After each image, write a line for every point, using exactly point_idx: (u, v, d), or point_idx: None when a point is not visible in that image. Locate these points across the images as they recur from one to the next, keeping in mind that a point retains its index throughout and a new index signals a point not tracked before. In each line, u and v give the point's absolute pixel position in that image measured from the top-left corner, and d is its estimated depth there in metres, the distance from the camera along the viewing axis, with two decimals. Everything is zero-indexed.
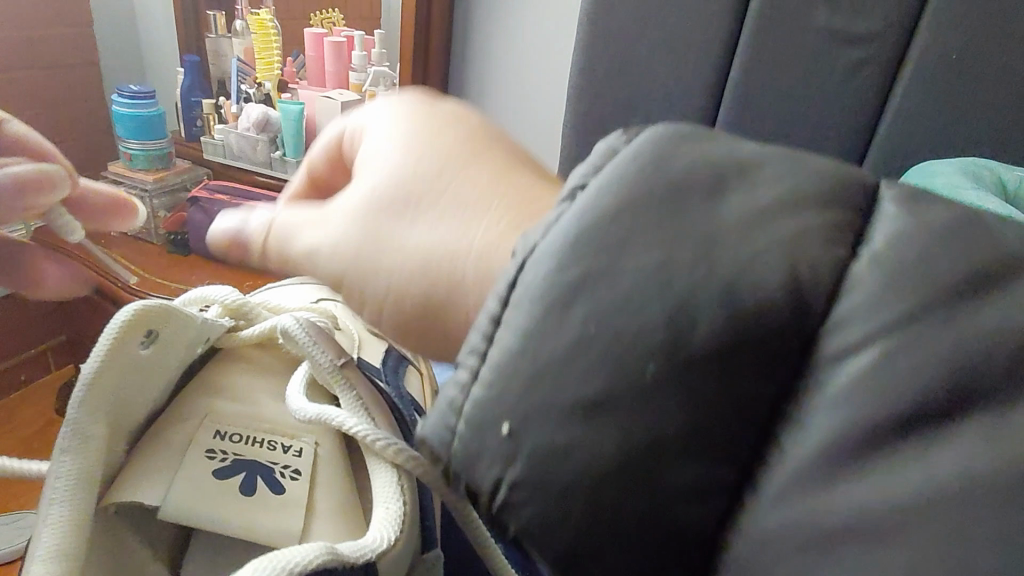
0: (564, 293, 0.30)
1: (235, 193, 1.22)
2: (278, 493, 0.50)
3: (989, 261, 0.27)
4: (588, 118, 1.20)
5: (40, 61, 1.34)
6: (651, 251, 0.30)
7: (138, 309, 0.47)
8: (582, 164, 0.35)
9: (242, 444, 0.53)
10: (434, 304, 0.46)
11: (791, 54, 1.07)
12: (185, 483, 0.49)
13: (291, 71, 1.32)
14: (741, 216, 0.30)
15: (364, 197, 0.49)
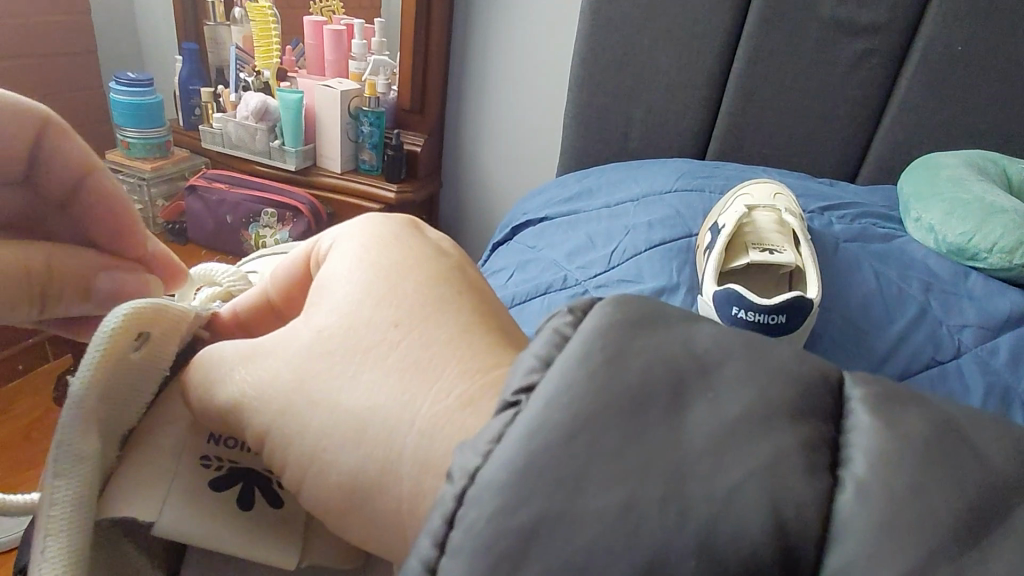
0: (512, 546, 0.20)
1: (233, 181, 1.21)
2: (278, 506, 0.37)
3: (981, 486, 0.19)
4: (590, 109, 1.19)
5: (36, 48, 1.32)
6: (613, 489, 0.19)
7: (139, 307, 0.35)
8: (527, 360, 0.24)
9: (239, 447, 0.38)
10: (376, 484, 0.32)
11: (795, 46, 1.06)
12: (180, 497, 0.35)
13: (290, 59, 1.30)
14: (717, 435, 0.20)
15: (312, 327, 0.36)
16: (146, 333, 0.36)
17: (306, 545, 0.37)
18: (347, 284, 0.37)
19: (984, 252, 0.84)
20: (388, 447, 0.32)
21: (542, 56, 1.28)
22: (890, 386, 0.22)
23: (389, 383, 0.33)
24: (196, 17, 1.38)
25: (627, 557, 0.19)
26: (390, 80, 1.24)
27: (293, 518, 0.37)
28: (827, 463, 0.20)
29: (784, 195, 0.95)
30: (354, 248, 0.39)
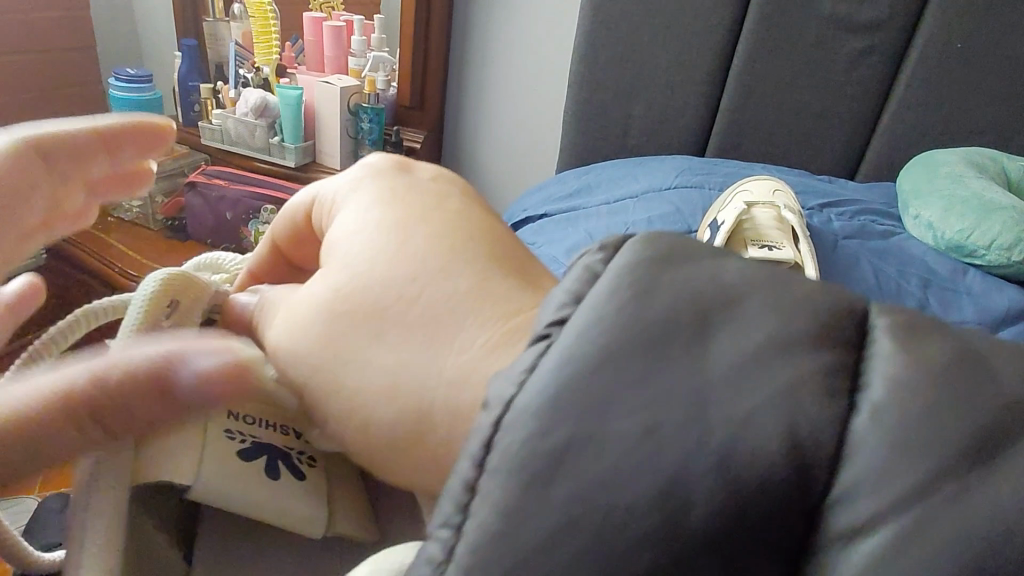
0: (536, 474, 0.19)
1: (233, 177, 1.21)
2: (303, 479, 0.37)
3: (1005, 408, 0.18)
4: (589, 106, 1.19)
5: (33, 45, 1.31)
6: (638, 413, 0.19)
7: (174, 273, 0.37)
8: (555, 291, 0.23)
9: (258, 423, 0.38)
10: (415, 436, 0.32)
11: (793, 43, 1.06)
12: (211, 465, 0.35)
13: (289, 56, 1.31)
14: (743, 361, 0.19)
15: (329, 288, 0.35)
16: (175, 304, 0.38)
17: (332, 515, 0.37)
18: (358, 243, 0.36)
19: (983, 248, 0.84)
20: (419, 399, 0.32)
21: (542, 53, 1.28)
22: (916, 314, 0.22)
23: (409, 338, 0.33)
24: (195, 14, 1.38)
25: (649, 476, 0.18)
26: (389, 77, 1.23)
27: (317, 487, 0.37)
28: (846, 387, 0.20)
29: (783, 191, 0.96)
30: (360, 204, 0.38)
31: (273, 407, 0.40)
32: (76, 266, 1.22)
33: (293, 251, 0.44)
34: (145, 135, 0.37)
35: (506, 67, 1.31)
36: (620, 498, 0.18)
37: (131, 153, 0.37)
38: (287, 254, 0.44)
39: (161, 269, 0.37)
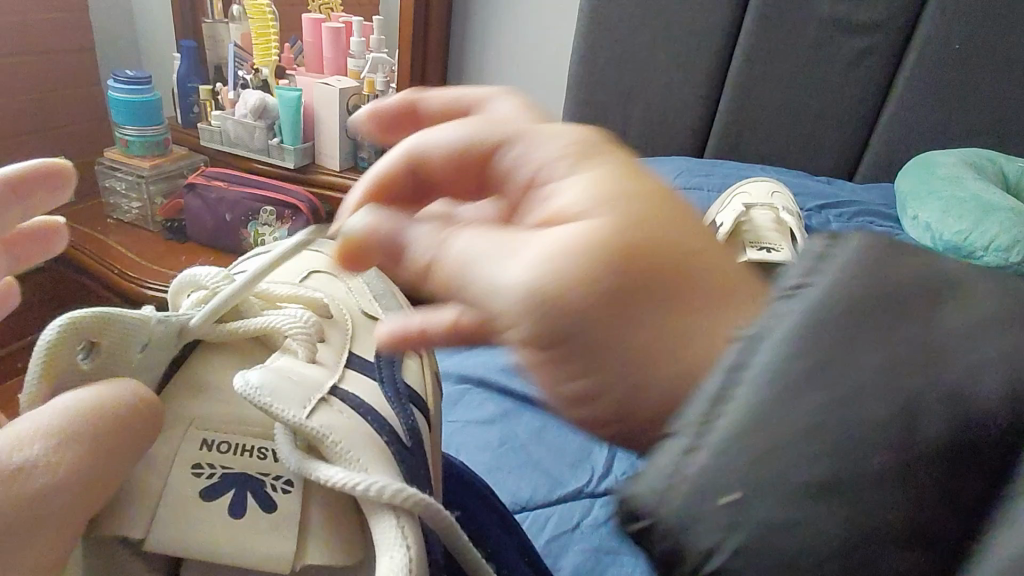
0: (801, 373, 0.20)
1: (232, 178, 1.20)
2: (271, 511, 0.36)
3: None
4: (588, 107, 1.19)
5: (32, 46, 1.31)
6: (898, 341, 0.20)
7: (84, 316, 0.34)
8: (793, 260, 0.24)
9: (233, 450, 0.38)
10: (673, 382, 0.31)
11: (793, 43, 1.06)
12: (171, 507, 0.34)
13: (288, 57, 1.30)
14: (997, 310, 0.20)
15: (585, 225, 0.32)
16: (96, 346, 0.35)
17: (301, 546, 0.36)
18: (599, 185, 0.34)
19: (980, 249, 0.84)
20: (688, 344, 0.31)
21: (541, 54, 1.28)
22: None
23: (675, 288, 0.32)
24: (195, 15, 1.38)
25: (920, 387, 0.19)
26: (388, 78, 1.23)
27: (287, 518, 0.36)
28: None
29: (782, 192, 0.96)
30: (578, 146, 0.36)
31: (252, 429, 0.39)
32: (76, 268, 1.22)
33: (443, 173, 0.39)
34: (50, 179, 0.36)
35: (505, 67, 1.31)
36: (880, 405, 0.19)
37: (38, 199, 0.36)
38: (425, 171, 0.39)
39: (67, 313, 0.33)
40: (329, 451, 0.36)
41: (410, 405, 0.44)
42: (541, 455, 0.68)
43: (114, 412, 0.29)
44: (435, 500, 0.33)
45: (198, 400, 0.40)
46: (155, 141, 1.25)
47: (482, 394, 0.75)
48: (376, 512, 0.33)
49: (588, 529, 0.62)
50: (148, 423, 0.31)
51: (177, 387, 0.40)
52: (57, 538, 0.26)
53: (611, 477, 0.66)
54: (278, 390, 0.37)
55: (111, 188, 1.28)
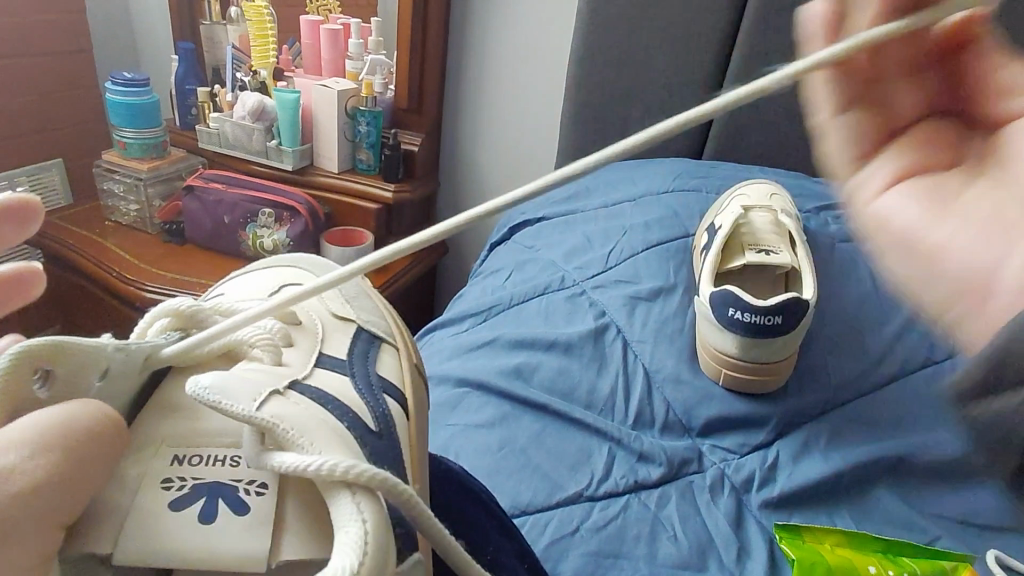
0: None
1: (229, 180, 1.21)
2: (244, 513, 0.36)
3: None
4: (587, 109, 1.19)
5: (30, 49, 1.31)
6: None
7: (31, 346, 0.32)
8: None
9: (201, 461, 0.38)
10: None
11: (790, 44, 1.06)
12: (143, 521, 0.34)
13: (286, 59, 1.29)
14: None
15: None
16: (51, 371, 0.34)
17: (276, 542, 0.35)
18: None
19: None
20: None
21: (540, 55, 1.28)
22: None
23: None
24: (192, 17, 1.38)
25: None
26: (387, 79, 1.24)
27: (261, 519, 0.35)
28: None
29: (781, 194, 0.96)
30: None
31: (221, 438, 0.40)
32: (74, 270, 1.22)
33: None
34: (15, 212, 0.36)
35: (502, 69, 1.31)
36: None
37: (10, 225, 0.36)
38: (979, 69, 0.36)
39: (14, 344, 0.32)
40: (280, 440, 0.37)
41: (382, 393, 0.46)
42: (540, 458, 0.68)
43: (90, 426, 0.30)
44: (388, 474, 0.34)
45: (165, 420, 0.40)
46: (152, 143, 1.24)
47: (481, 397, 0.75)
48: (329, 488, 0.34)
49: (587, 532, 0.62)
50: (122, 437, 0.31)
51: (149, 412, 0.40)
52: (37, 539, 0.26)
53: (610, 480, 0.66)
54: (229, 387, 0.37)
55: (109, 191, 1.28)
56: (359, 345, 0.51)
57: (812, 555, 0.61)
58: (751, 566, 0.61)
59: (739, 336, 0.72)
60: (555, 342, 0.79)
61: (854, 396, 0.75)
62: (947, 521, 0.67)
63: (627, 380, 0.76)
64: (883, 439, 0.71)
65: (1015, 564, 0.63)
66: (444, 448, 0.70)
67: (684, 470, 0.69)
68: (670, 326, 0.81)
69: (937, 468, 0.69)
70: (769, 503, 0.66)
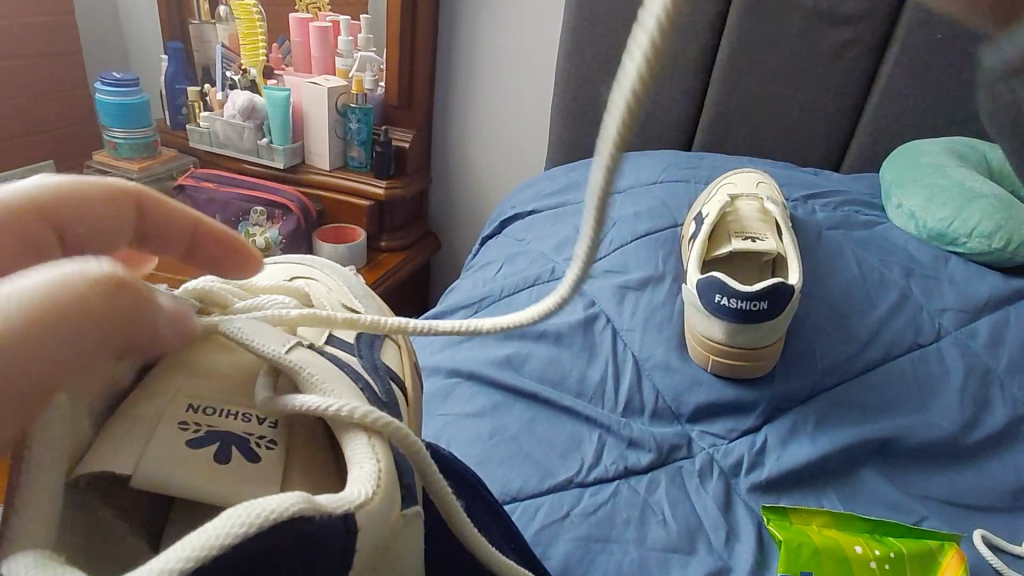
0: None
1: (220, 179, 1.21)
2: (256, 459, 0.33)
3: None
4: (577, 103, 1.20)
5: (20, 51, 1.31)
6: None
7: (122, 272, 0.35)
8: None
9: (218, 413, 0.35)
10: None
11: (777, 35, 1.07)
12: (158, 457, 0.32)
13: (276, 58, 1.30)
14: None
15: None
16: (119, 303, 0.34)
17: (285, 488, 0.33)
18: None
19: (964, 236, 0.86)
20: None
21: (531, 49, 1.28)
22: None
23: None
24: (181, 16, 1.38)
25: None
26: (378, 77, 1.24)
27: (271, 471, 0.33)
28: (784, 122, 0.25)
29: (767, 183, 0.96)
30: None
31: (239, 396, 0.36)
32: None
33: None
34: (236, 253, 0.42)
35: (491, 64, 1.31)
36: None
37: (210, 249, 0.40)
38: None
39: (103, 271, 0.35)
40: (302, 381, 0.36)
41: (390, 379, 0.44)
42: (530, 444, 0.68)
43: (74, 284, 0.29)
44: (409, 425, 0.35)
45: (189, 372, 0.36)
46: (143, 143, 1.24)
47: (472, 387, 0.75)
48: (346, 432, 0.34)
49: (577, 518, 0.63)
50: (124, 300, 0.30)
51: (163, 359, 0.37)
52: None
53: (600, 466, 0.67)
54: (261, 331, 0.38)
55: None
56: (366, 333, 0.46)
57: (798, 536, 0.61)
58: (739, 549, 0.62)
59: (727, 322, 0.72)
60: (545, 332, 0.80)
61: (840, 380, 0.76)
62: (932, 502, 0.68)
63: (616, 369, 0.76)
64: (870, 422, 0.72)
65: (998, 542, 0.64)
66: (436, 436, 0.70)
67: (674, 456, 0.69)
68: (658, 315, 0.81)
69: (923, 449, 0.70)
70: (757, 487, 0.67)
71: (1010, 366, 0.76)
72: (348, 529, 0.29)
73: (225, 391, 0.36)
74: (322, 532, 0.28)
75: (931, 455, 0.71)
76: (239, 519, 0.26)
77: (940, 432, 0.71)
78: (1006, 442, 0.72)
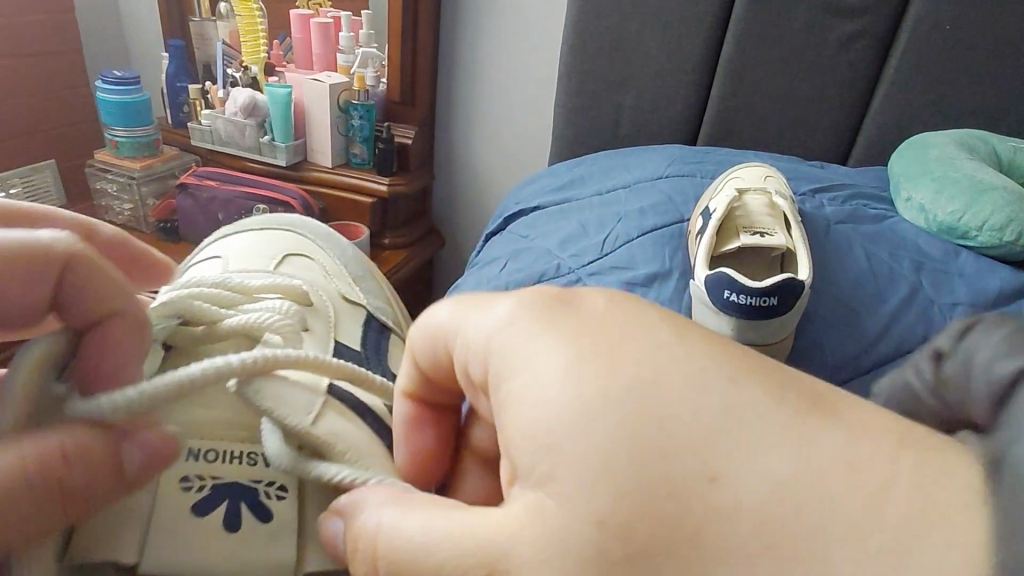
0: None
1: (223, 178, 1.20)
2: (266, 518, 0.45)
3: None
4: (581, 97, 1.19)
5: (21, 50, 1.30)
6: None
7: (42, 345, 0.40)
8: None
9: (228, 459, 0.47)
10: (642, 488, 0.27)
11: (783, 26, 1.05)
12: (160, 529, 0.43)
13: (277, 54, 1.29)
14: None
15: None
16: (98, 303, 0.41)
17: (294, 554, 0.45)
18: None
19: (974, 230, 0.85)
20: None
21: (533, 44, 1.27)
22: None
23: None
24: (182, 15, 1.37)
25: None
26: (379, 72, 1.23)
27: (281, 516, 0.45)
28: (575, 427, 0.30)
29: (775, 176, 0.96)
30: None
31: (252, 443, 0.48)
32: None
33: None
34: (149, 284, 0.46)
35: (495, 59, 1.30)
36: None
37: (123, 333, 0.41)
38: None
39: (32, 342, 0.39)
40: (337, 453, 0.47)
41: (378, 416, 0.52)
42: None
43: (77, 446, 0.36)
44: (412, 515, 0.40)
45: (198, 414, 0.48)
46: (145, 142, 1.24)
47: None
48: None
49: None
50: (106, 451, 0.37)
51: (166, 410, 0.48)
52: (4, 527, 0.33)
53: None
54: (284, 400, 0.48)
55: (102, 191, 1.29)
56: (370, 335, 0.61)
57: None
58: None
59: (736, 319, 0.72)
60: None
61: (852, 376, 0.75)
62: None
63: None
64: None
65: None
66: None
67: None
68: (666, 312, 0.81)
69: None
70: None
71: None
72: None
73: None
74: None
75: None
76: None
77: None
78: None
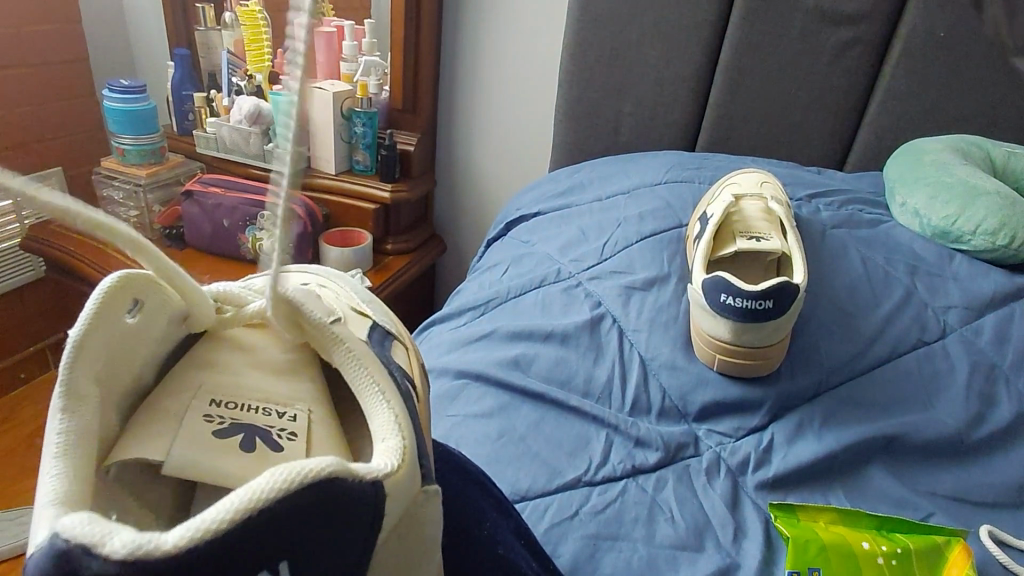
0: None
1: (228, 185, 1.22)
2: (278, 451, 0.34)
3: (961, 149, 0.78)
4: (581, 105, 1.20)
5: (27, 59, 1.33)
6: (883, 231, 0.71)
7: (131, 275, 0.33)
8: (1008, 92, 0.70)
9: (241, 408, 0.36)
10: None
11: (779, 34, 1.07)
12: (183, 443, 0.33)
13: (281, 62, 1.30)
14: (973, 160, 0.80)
15: None
16: (143, 300, 0.35)
17: None
18: None
19: (968, 234, 0.87)
20: None
21: (533, 51, 1.29)
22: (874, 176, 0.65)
23: None
24: (187, 24, 1.39)
25: None
26: (382, 81, 1.26)
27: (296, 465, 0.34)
28: None
29: (772, 182, 0.97)
30: None
31: (268, 395, 0.37)
32: (72, 276, 1.24)
33: None
34: None
35: (497, 66, 1.32)
36: None
37: None
38: None
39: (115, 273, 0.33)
40: (342, 355, 0.37)
41: (401, 373, 0.41)
42: (538, 446, 0.69)
43: None
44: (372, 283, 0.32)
45: (207, 371, 0.37)
46: (150, 149, 1.25)
47: (481, 388, 0.76)
48: (366, 393, 0.35)
49: (586, 516, 0.63)
50: None
51: (183, 365, 0.37)
52: None
53: (608, 466, 0.68)
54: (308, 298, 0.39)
55: (110, 197, 1.31)
56: (376, 334, 0.45)
57: (806, 533, 0.62)
58: (747, 546, 0.62)
59: (733, 322, 0.72)
60: (552, 333, 0.81)
61: (847, 377, 0.77)
62: (939, 499, 0.69)
63: (623, 369, 0.77)
64: (876, 420, 0.72)
65: (1003, 537, 0.64)
66: (444, 436, 0.70)
67: (681, 454, 0.71)
68: (663, 315, 0.82)
69: (928, 446, 0.71)
70: (764, 484, 0.68)
71: (1016, 363, 0.77)
72: (377, 493, 0.30)
73: (252, 381, 0.37)
74: (356, 491, 0.29)
75: (936, 452, 0.71)
76: (281, 474, 0.27)
77: (945, 428, 0.72)
78: (1011, 438, 0.73)
